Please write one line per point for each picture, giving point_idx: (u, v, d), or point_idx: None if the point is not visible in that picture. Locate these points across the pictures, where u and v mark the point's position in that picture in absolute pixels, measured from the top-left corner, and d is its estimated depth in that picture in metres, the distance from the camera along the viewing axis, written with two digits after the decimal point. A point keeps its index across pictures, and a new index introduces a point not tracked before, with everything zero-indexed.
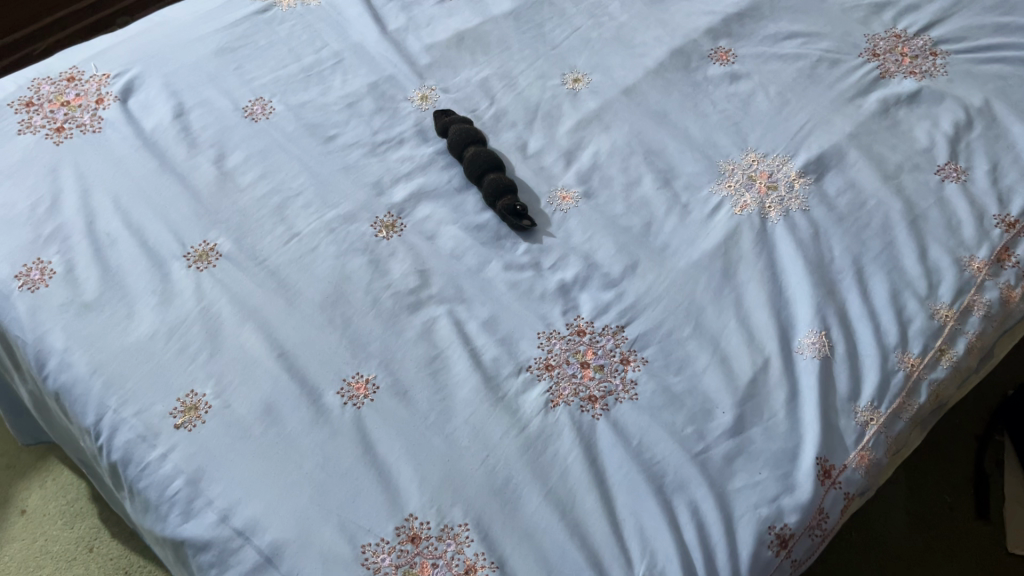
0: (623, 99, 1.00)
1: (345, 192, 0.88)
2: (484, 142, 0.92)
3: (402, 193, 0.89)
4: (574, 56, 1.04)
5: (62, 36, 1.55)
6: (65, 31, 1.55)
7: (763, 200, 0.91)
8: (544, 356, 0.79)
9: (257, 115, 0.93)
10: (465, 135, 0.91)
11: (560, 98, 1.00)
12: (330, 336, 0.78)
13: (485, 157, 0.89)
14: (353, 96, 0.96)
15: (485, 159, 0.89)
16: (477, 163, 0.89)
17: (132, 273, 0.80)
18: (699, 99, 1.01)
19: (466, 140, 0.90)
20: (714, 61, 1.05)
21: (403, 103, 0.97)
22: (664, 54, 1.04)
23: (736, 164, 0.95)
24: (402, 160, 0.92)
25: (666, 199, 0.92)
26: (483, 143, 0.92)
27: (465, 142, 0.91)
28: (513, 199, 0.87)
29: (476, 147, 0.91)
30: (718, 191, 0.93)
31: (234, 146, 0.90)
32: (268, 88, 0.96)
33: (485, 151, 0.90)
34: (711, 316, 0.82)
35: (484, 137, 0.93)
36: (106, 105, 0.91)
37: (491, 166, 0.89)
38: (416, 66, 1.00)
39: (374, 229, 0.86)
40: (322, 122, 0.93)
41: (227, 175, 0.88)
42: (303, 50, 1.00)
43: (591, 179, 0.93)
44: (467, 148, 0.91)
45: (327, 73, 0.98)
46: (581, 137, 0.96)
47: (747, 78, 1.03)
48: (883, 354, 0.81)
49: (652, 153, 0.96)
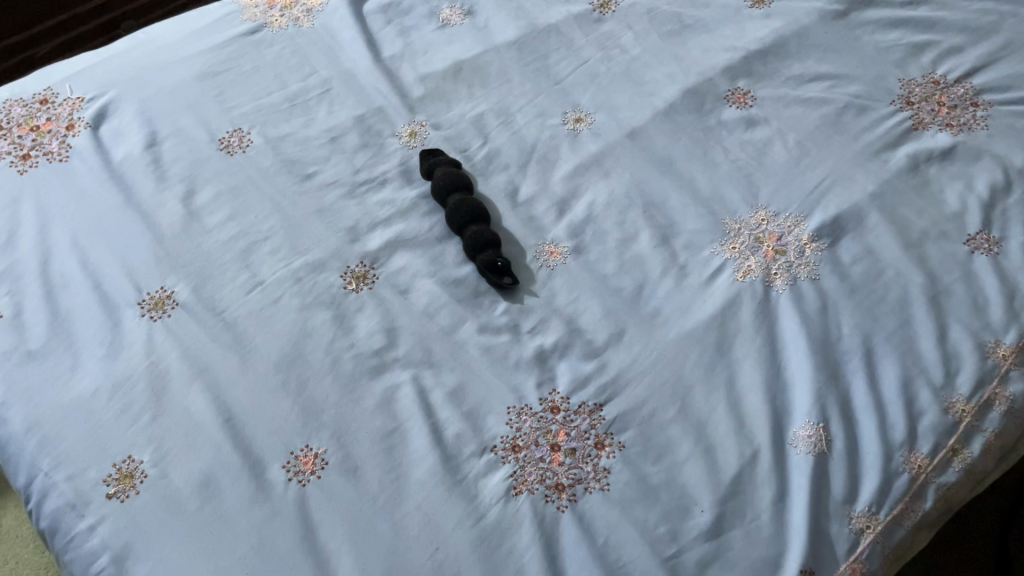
0: (626, 143, 0.93)
1: (317, 236, 0.83)
2: (471, 190, 0.86)
3: (378, 240, 0.83)
4: (578, 93, 0.97)
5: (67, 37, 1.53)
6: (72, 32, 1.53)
7: (769, 266, 0.84)
8: (512, 435, 0.73)
9: (233, 147, 0.88)
10: (451, 179, 0.85)
11: (558, 140, 0.93)
12: (282, 402, 0.72)
13: (471, 205, 0.83)
14: (337, 129, 0.91)
15: (471, 207, 0.83)
16: (461, 211, 0.83)
17: (82, 319, 0.75)
18: (709, 145, 0.94)
19: (452, 184, 0.84)
20: (731, 104, 0.97)
21: (390, 139, 0.91)
22: (675, 94, 0.97)
23: (743, 223, 0.87)
24: (382, 204, 0.86)
25: (662, 259, 0.85)
26: (471, 191, 0.86)
27: (449, 188, 0.84)
28: (496, 254, 0.81)
29: (461, 193, 0.85)
30: (721, 253, 0.85)
31: (206, 181, 0.85)
32: (248, 118, 0.90)
33: (472, 199, 0.84)
34: (699, 397, 0.75)
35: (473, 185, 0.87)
36: (76, 132, 0.87)
37: (477, 216, 0.83)
38: (408, 98, 0.94)
39: (343, 280, 0.80)
40: (301, 158, 0.88)
41: (194, 214, 0.83)
42: (289, 76, 0.94)
43: (583, 232, 0.86)
44: (453, 194, 0.84)
45: (312, 103, 0.93)
46: (577, 184, 0.90)
47: (764, 124, 0.95)
48: (887, 453, 0.73)
49: (653, 206, 0.88)
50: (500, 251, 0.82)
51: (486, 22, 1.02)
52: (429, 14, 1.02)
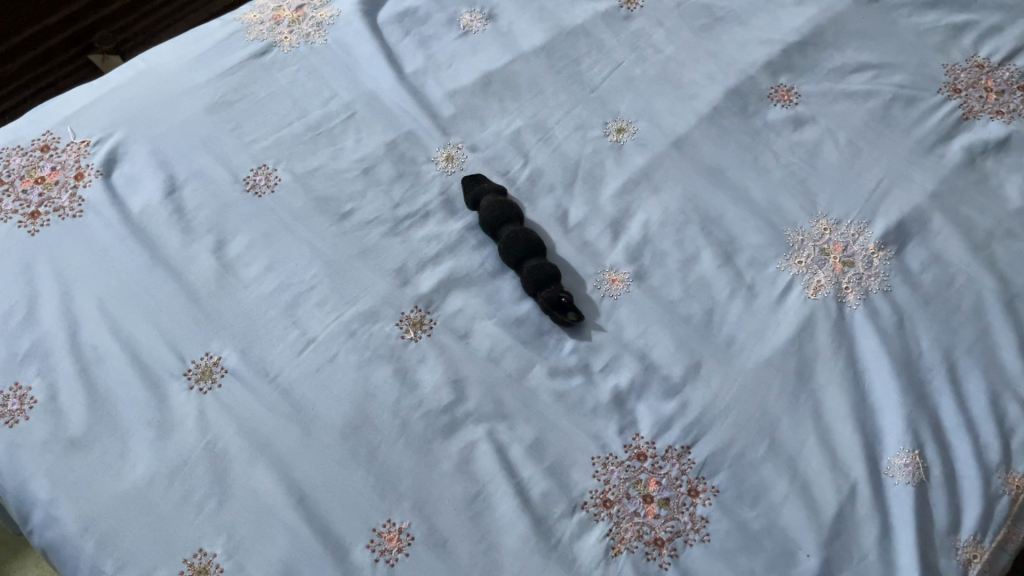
0: (673, 154, 0.88)
1: (364, 282, 0.77)
2: (523, 220, 0.81)
3: (429, 281, 0.78)
4: (615, 100, 0.91)
5: (32, 56, 1.25)
6: (40, 47, 1.25)
7: (839, 280, 0.81)
8: (602, 489, 0.69)
9: (260, 187, 0.81)
10: (502, 209, 0.79)
11: (602, 154, 0.88)
12: (355, 474, 0.68)
13: (527, 237, 0.78)
14: (369, 159, 0.84)
15: (527, 240, 0.78)
16: (517, 244, 0.77)
17: (124, 397, 0.69)
18: (759, 150, 0.89)
19: (504, 215, 0.79)
20: (775, 102, 0.92)
21: (426, 166, 0.85)
22: (718, 96, 0.92)
23: (806, 235, 0.83)
24: (428, 239, 0.81)
25: (728, 279, 0.81)
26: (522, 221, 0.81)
27: (500, 220, 0.79)
28: (558, 290, 0.76)
29: (513, 224, 0.79)
30: (787, 268, 0.82)
31: (236, 229, 0.79)
32: (271, 152, 0.84)
33: (526, 230, 0.79)
34: (787, 431, 0.72)
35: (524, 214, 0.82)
36: (86, 182, 0.80)
37: (534, 249, 0.78)
38: (438, 118, 0.88)
39: (400, 329, 0.75)
40: (335, 195, 0.82)
41: (229, 268, 0.77)
42: (309, 102, 0.88)
43: (642, 254, 0.82)
44: (505, 225, 0.79)
45: (337, 131, 0.86)
46: (628, 203, 0.85)
47: (812, 123, 0.91)
48: (983, 476, 0.71)
49: (710, 221, 0.84)
50: (561, 286, 0.77)
51: (509, 26, 0.96)
52: (448, 21, 0.95)
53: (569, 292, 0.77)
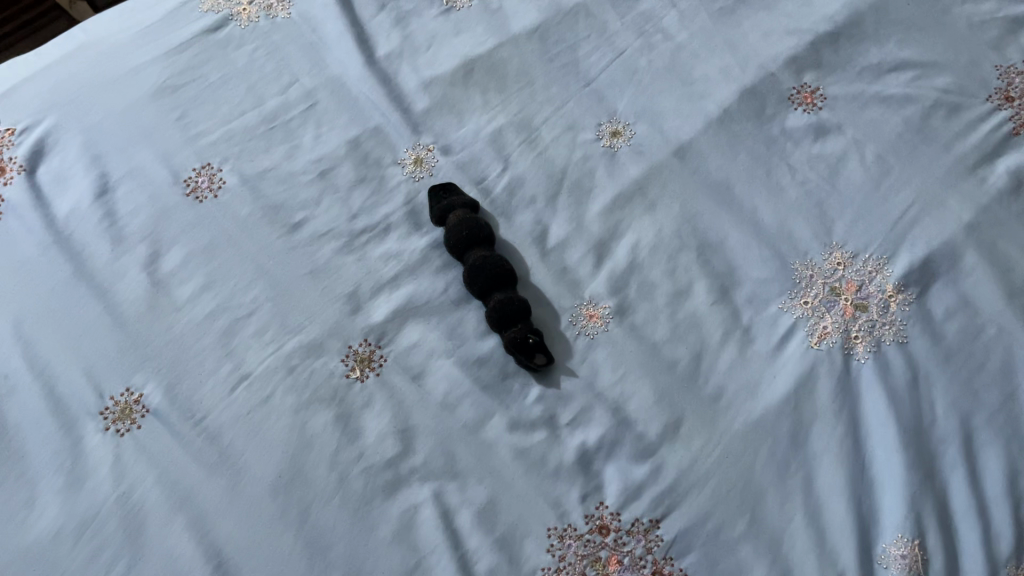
0: (674, 164, 0.78)
1: (311, 308, 0.69)
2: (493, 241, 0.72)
3: (384, 309, 0.70)
4: (614, 96, 0.81)
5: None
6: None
7: (849, 328, 0.71)
8: (556, 567, 0.62)
9: (202, 191, 0.73)
10: (470, 229, 0.70)
11: (592, 161, 0.78)
12: (283, 537, 0.61)
13: (496, 265, 0.69)
14: (328, 160, 0.75)
15: (495, 267, 0.68)
16: (483, 271, 0.68)
17: (34, 436, 0.63)
18: (774, 162, 0.78)
19: (472, 237, 0.70)
20: (796, 106, 0.81)
21: (390, 169, 0.76)
22: (731, 96, 0.81)
23: (817, 270, 0.73)
24: (386, 259, 0.72)
25: (722, 319, 0.71)
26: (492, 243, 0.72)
27: (468, 243, 0.70)
28: (526, 329, 0.67)
29: (482, 248, 0.70)
30: (791, 309, 0.72)
31: (173, 239, 0.70)
32: (218, 148, 0.75)
33: (495, 255, 0.70)
34: (772, 507, 0.64)
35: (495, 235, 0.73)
36: (8, 179, 0.73)
37: (503, 279, 0.68)
38: (410, 113, 0.78)
39: (345, 366, 0.67)
40: (286, 202, 0.73)
41: (161, 286, 0.69)
42: (265, 88, 0.78)
43: (627, 285, 0.73)
44: (472, 248, 0.70)
45: (295, 124, 0.77)
46: (616, 222, 0.75)
47: (837, 132, 0.79)
48: (989, 571, 0.63)
49: (708, 247, 0.74)
50: (529, 323, 0.68)
51: (500, 3, 0.84)
52: None
53: (538, 332, 0.68)
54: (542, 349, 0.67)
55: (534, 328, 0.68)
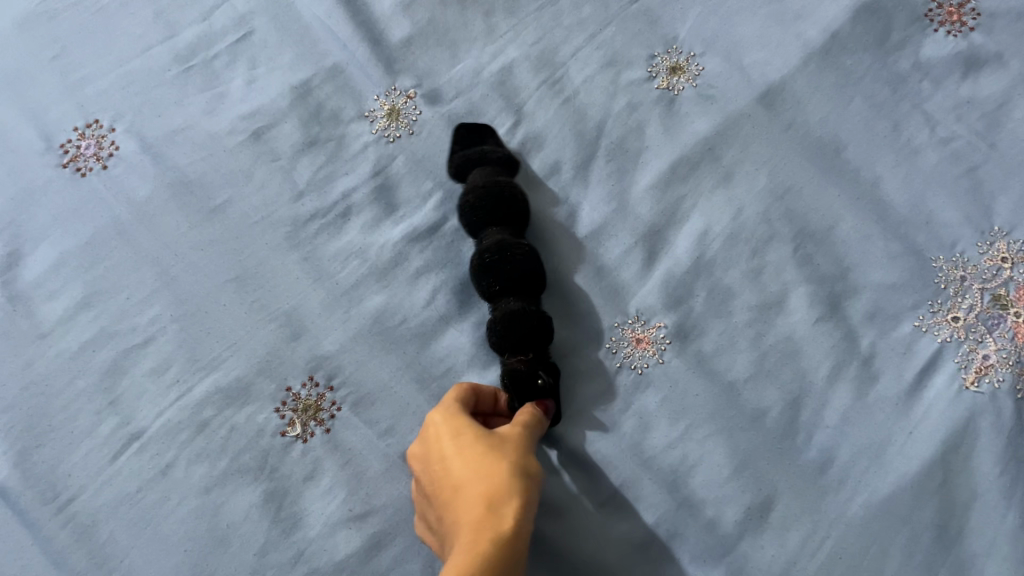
0: (760, 115, 0.54)
1: (233, 334, 0.48)
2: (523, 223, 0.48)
3: (339, 334, 0.48)
4: (672, 17, 0.57)
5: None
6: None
7: (1022, 359, 0.47)
8: None
9: (85, 161, 0.51)
10: (493, 197, 0.47)
11: (640, 112, 0.55)
12: None
13: (514, 255, 0.45)
14: (265, 114, 0.53)
15: (513, 257, 0.45)
16: (494, 261, 0.45)
17: None
18: (904, 112, 0.54)
19: (494, 210, 0.47)
20: (937, 25, 0.55)
21: (354, 126, 0.53)
22: (840, 16, 0.56)
23: (971, 270, 0.50)
24: (344, 257, 0.50)
25: (832, 346, 0.49)
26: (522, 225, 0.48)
27: (490, 217, 0.47)
28: (532, 364, 0.44)
29: (509, 230, 0.47)
30: (933, 329, 0.49)
31: (41, 233, 0.50)
32: (112, 99, 0.53)
33: (518, 241, 0.46)
34: None
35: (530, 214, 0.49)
36: None
37: (518, 280, 0.45)
38: (383, 45, 0.55)
39: (282, 420, 0.46)
40: (203, 176, 0.51)
41: (19, 302, 0.48)
42: (181, 14, 0.56)
43: (691, 294, 0.50)
44: (490, 224, 0.47)
45: (220, 63, 0.54)
46: (676, 200, 0.53)
47: (996, 65, 0.54)
48: None
49: (809, 237, 0.51)
50: (543, 355, 0.45)
51: None
52: None
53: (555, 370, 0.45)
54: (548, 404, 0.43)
55: (551, 365, 0.45)
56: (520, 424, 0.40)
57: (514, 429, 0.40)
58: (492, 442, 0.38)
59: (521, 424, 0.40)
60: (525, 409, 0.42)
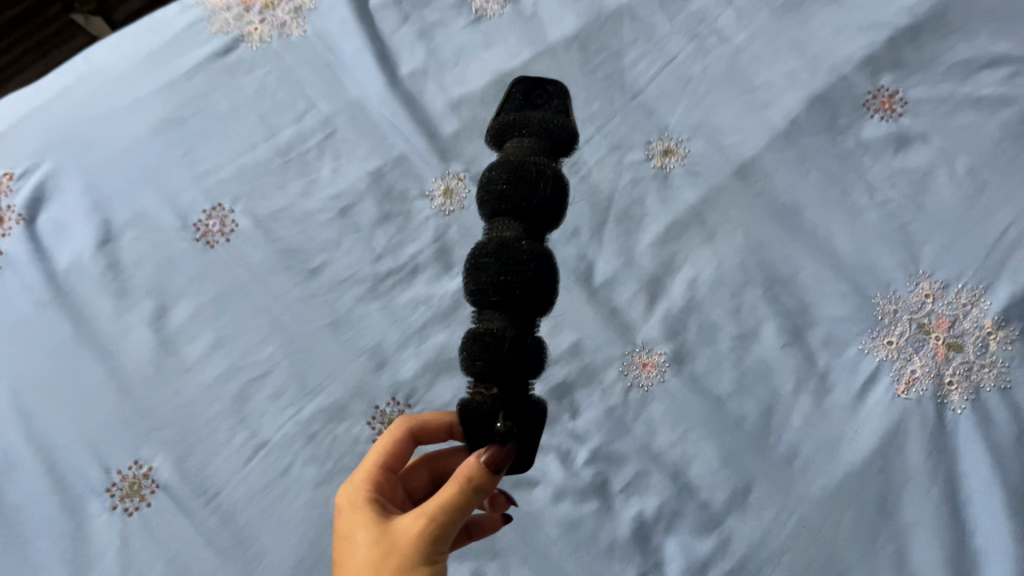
0: (735, 186, 0.69)
1: (332, 367, 0.62)
2: (547, 217, 0.46)
3: (413, 363, 0.62)
4: (665, 108, 0.72)
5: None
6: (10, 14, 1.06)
7: (941, 373, 0.61)
8: None
9: (212, 235, 0.66)
10: (514, 180, 0.44)
11: (641, 186, 0.69)
12: None
13: (510, 265, 0.43)
14: (348, 195, 0.68)
15: (509, 268, 0.43)
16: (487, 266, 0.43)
17: (35, 520, 0.59)
18: (849, 181, 0.69)
19: (511, 198, 0.44)
20: (873, 113, 0.70)
21: (417, 203, 0.68)
22: (798, 105, 0.71)
23: (902, 304, 0.64)
24: (414, 305, 0.64)
25: (795, 366, 0.63)
26: (540, 222, 0.46)
27: (505, 198, 0.44)
28: (496, 401, 0.43)
29: (521, 226, 0.45)
30: (874, 350, 0.63)
31: (180, 291, 0.65)
32: (230, 186, 0.68)
33: (522, 247, 0.43)
34: None
35: (559, 208, 0.46)
36: (7, 229, 0.67)
37: (504, 298, 0.43)
38: (438, 138, 0.70)
39: (372, 431, 0.60)
40: (302, 245, 0.66)
41: (168, 345, 0.63)
42: (279, 117, 0.71)
43: (685, 327, 0.65)
44: (507, 215, 0.45)
45: (311, 156, 0.70)
46: (671, 254, 0.67)
47: (922, 142, 0.68)
48: None
49: (777, 281, 0.66)
50: (512, 399, 0.44)
51: (535, 7, 0.75)
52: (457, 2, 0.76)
53: (519, 416, 0.43)
54: (507, 446, 0.43)
55: (522, 403, 0.44)
56: (428, 516, 0.44)
57: (417, 522, 0.44)
58: (382, 551, 0.45)
59: (433, 508, 0.44)
60: (459, 478, 0.43)
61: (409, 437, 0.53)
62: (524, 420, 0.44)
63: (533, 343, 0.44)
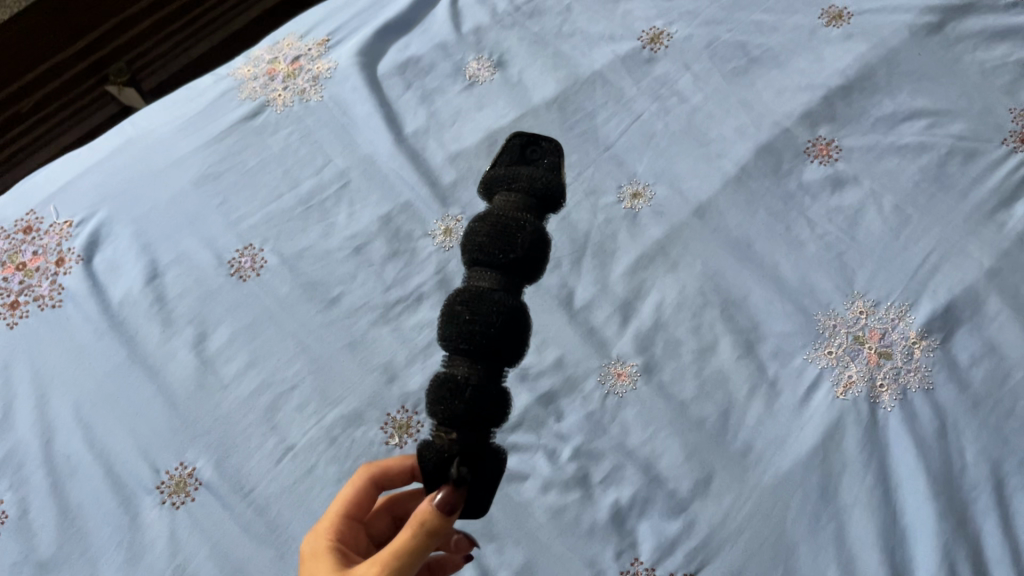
0: (694, 224, 0.80)
1: (350, 381, 0.72)
2: (520, 273, 0.53)
3: (420, 376, 0.71)
4: (633, 159, 0.83)
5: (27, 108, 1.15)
6: (35, 95, 1.16)
7: (873, 377, 0.71)
8: None
9: (245, 271, 0.77)
10: (500, 237, 0.52)
11: (614, 224, 0.80)
12: None
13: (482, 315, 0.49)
14: (361, 236, 0.79)
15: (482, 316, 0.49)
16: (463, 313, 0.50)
17: (95, 514, 0.68)
18: (792, 218, 0.80)
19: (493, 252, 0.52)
20: (812, 159, 0.82)
21: (422, 241, 0.78)
22: (747, 154, 0.83)
23: (840, 319, 0.74)
24: (419, 327, 0.74)
25: (748, 374, 0.73)
26: (513, 276, 0.53)
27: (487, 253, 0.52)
28: (455, 446, 0.49)
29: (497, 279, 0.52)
30: (816, 359, 0.73)
31: (218, 319, 0.75)
32: (259, 230, 0.79)
33: (496, 298, 0.50)
34: (804, 559, 0.66)
35: (532, 265, 0.54)
36: (67, 268, 0.78)
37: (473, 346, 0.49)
38: (438, 186, 0.81)
39: (384, 434, 0.69)
40: (322, 279, 0.77)
41: (208, 365, 0.73)
42: (300, 171, 0.83)
43: (653, 343, 0.75)
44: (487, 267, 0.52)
45: (329, 204, 0.81)
46: (640, 281, 0.78)
47: (854, 183, 0.80)
48: None
49: (732, 303, 0.76)
50: (467, 444, 0.49)
51: (520, 75, 0.88)
52: (454, 71, 0.89)
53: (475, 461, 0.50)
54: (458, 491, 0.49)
55: (478, 451, 0.50)
56: (383, 562, 0.51)
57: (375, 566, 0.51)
58: None
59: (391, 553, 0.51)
60: (416, 525, 0.51)
61: (372, 482, 0.60)
62: (477, 468, 0.50)
63: (495, 391, 0.50)
